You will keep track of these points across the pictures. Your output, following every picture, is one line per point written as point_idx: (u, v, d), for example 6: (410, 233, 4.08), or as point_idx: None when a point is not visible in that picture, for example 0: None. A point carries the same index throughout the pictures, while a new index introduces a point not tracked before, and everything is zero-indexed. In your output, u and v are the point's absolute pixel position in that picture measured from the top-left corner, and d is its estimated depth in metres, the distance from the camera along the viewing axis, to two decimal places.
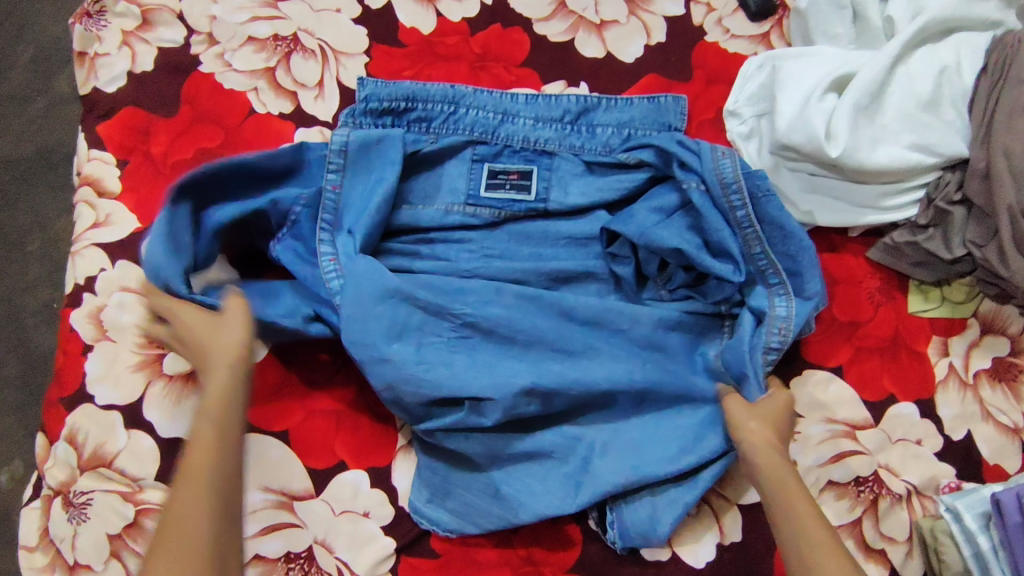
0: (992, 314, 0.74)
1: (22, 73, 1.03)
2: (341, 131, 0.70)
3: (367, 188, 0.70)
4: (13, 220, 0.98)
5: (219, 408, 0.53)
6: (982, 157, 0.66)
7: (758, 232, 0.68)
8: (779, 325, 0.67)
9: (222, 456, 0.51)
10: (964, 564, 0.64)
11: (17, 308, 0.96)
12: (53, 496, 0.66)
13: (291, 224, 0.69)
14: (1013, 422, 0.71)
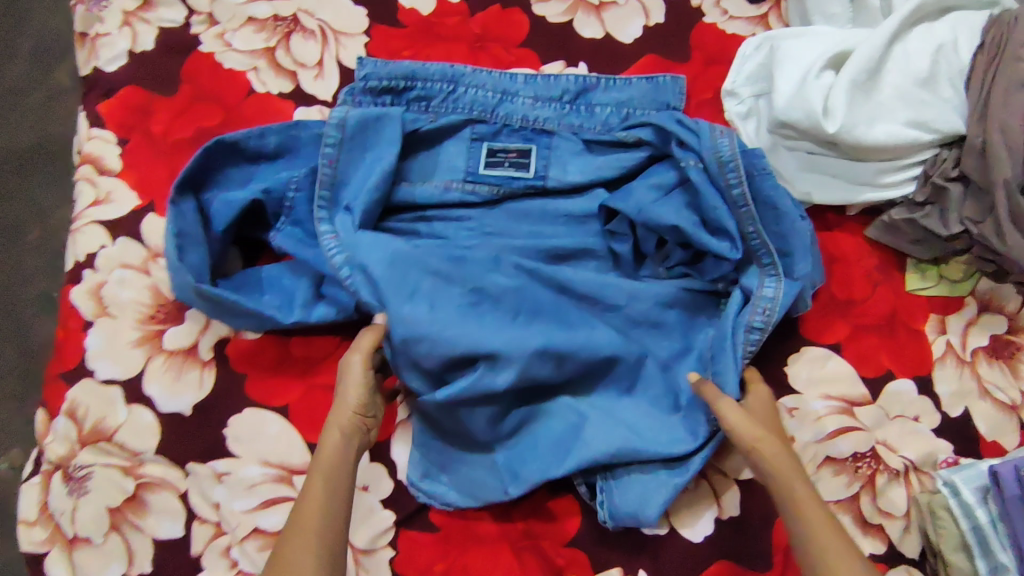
0: (989, 293, 0.74)
1: (22, 63, 1.04)
2: (341, 108, 0.70)
3: (366, 164, 0.70)
4: (12, 210, 0.99)
5: (331, 484, 0.56)
6: (979, 132, 0.66)
7: (752, 210, 0.68)
8: (764, 306, 0.67)
9: (329, 519, 0.54)
10: (962, 537, 0.64)
11: (17, 297, 0.96)
12: (53, 470, 0.66)
13: (288, 211, 0.70)
14: (1010, 398, 0.72)
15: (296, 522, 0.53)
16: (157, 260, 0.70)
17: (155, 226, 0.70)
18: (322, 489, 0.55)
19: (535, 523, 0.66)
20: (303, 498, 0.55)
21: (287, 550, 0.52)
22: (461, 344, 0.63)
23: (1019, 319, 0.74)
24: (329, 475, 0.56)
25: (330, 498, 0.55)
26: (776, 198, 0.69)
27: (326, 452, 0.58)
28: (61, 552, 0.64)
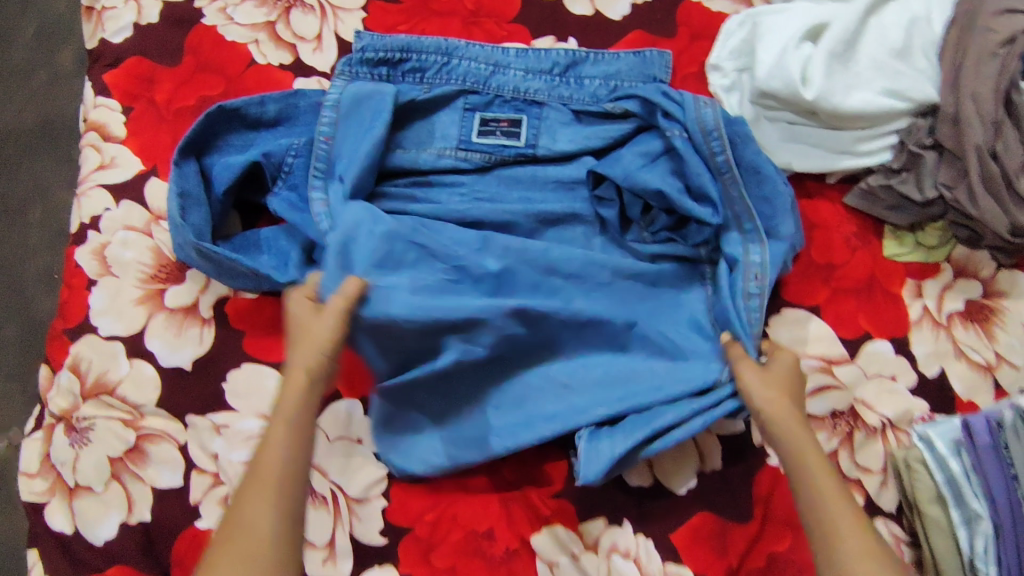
0: (965, 259, 0.76)
1: (26, 49, 1.06)
2: (338, 85, 0.74)
3: (357, 130, 0.72)
4: (14, 192, 1.00)
5: (289, 430, 0.56)
6: (952, 102, 0.69)
7: (735, 176, 0.70)
8: (754, 271, 0.70)
9: (287, 468, 0.54)
10: (936, 489, 0.66)
11: (18, 277, 0.98)
12: (57, 423, 0.68)
13: (285, 174, 0.72)
14: (985, 360, 0.74)
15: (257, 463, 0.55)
16: (159, 223, 0.72)
17: (158, 189, 0.73)
18: (283, 434, 0.56)
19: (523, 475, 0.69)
20: (264, 442, 0.55)
21: (247, 494, 0.53)
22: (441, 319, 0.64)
23: (993, 284, 0.76)
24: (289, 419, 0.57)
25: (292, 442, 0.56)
26: (757, 162, 0.71)
27: (287, 397, 0.58)
28: (62, 500, 0.66)
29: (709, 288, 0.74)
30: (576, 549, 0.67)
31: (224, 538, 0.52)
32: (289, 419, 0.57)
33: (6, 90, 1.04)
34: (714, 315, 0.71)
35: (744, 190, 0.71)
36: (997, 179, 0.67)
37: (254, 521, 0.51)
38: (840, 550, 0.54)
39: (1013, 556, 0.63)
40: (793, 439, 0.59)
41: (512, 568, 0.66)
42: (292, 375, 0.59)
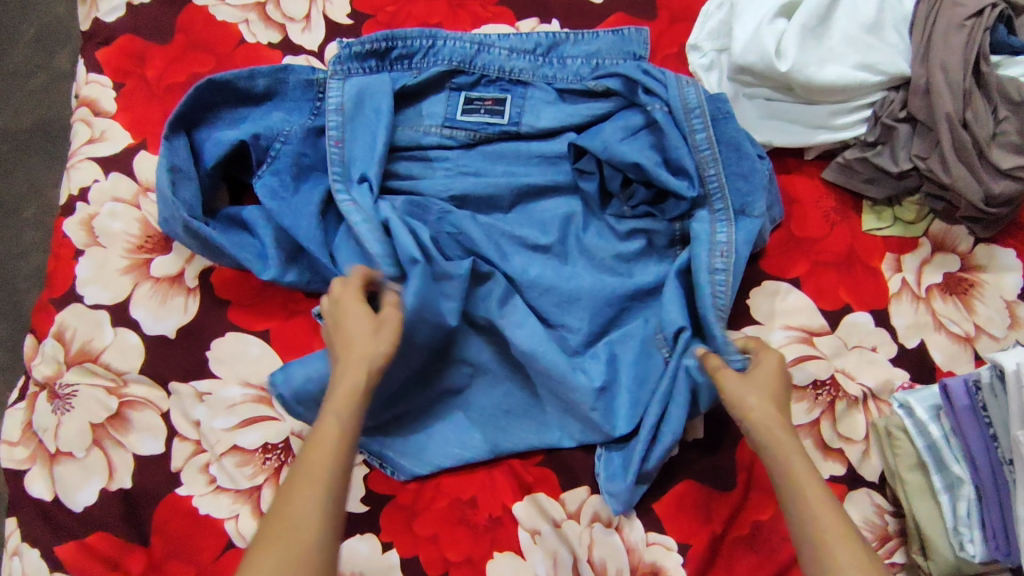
0: (942, 233, 0.77)
1: (23, 50, 1.08)
2: (337, 84, 0.73)
3: (364, 130, 0.72)
4: (10, 188, 1.02)
5: (347, 404, 0.51)
6: (923, 74, 0.72)
7: (715, 154, 0.72)
8: (720, 248, 0.70)
9: (342, 449, 0.49)
10: (917, 455, 0.67)
11: (10, 274, 0.99)
12: (40, 390, 0.68)
13: (271, 160, 0.71)
14: (965, 331, 0.74)
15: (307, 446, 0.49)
16: (147, 195, 0.73)
17: (147, 162, 0.74)
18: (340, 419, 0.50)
19: (503, 443, 0.68)
20: (316, 430, 0.50)
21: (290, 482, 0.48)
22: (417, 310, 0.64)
23: (971, 258, 0.77)
24: (344, 407, 0.51)
25: (346, 431, 0.50)
26: (737, 138, 0.72)
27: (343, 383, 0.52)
28: (42, 468, 0.66)
29: None
30: (559, 517, 0.67)
31: (265, 523, 0.46)
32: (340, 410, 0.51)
33: (4, 89, 1.06)
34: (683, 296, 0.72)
35: (722, 169, 0.72)
36: (969, 147, 0.69)
37: (302, 502, 0.46)
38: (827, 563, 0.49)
39: (997, 518, 0.61)
40: (774, 447, 0.54)
41: (494, 537, 0.66)
42: (351, 364, 0.54)
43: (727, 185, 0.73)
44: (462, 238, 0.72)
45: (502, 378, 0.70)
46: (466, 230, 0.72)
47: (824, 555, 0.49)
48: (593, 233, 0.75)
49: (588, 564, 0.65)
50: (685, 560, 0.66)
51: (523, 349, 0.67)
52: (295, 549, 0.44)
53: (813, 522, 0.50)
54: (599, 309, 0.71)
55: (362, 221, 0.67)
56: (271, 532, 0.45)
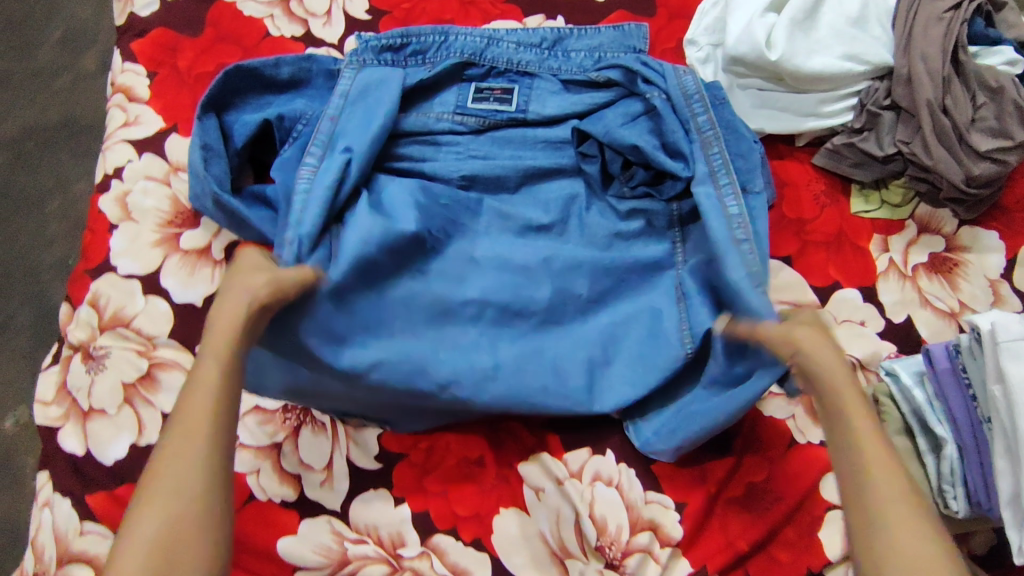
0: (927, 216, 0.81)
1: (51, 51, 1.14)
2: (349, 74, 0.77)
3: (362, 115, 0.75)
4: (36, 182, 1.07)
5: (224, 348, 0.53)
6: (905, 64, 0.76)
7: (717, 134, 0.75)
8: (737, 220, 0.71)
9: (223, 391, 0.51)
10: (903, 419, 0.70)
11: (35, 263, 1.04)
12: (74, 353, 0.73)
13: (293, 137, 0.75)
14: (950, 307, 0.78)
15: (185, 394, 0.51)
16: (177, 173, 0.78)
17: (178, 144, 0.79)
18: (217, 366, 0.51)
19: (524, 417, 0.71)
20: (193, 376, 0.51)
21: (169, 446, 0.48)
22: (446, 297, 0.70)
23: (956, 239, 0.81)
24: (221, 352, 0.53)
25: (224, 374, 0.52)
26: (732, 122, 0.78)
27: (220, 330, 0.54)
28: (75, 424, 0.70)
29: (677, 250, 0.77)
30: (561, 475, 0.70)
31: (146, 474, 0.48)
32: (220, 354, 0.53)
33: (33, 89, 1.12)
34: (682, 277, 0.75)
35: (725, 148, 0.75)
36: (949, 131, 0.74)
37: (180, 452, 0.48)
38: (869, 494, 0.50)
39: (978, 475, 0.64)
40: (831, 378, 0.54)
41: (501, 494, 0.70)
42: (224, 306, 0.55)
43: (730, 164, 0.75)
44: (458, 211, 0.76)
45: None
46: (464, 208, 0.76)
47: (867, 491, 0.50)
48: (595, 212, 0.79)
49: (590, 520, 0.69)
50: (681, 518, 0.69)
51: (513, 351, 0.70)
52: (176, 496, 0.46)
53: (862, 453, 0.51)
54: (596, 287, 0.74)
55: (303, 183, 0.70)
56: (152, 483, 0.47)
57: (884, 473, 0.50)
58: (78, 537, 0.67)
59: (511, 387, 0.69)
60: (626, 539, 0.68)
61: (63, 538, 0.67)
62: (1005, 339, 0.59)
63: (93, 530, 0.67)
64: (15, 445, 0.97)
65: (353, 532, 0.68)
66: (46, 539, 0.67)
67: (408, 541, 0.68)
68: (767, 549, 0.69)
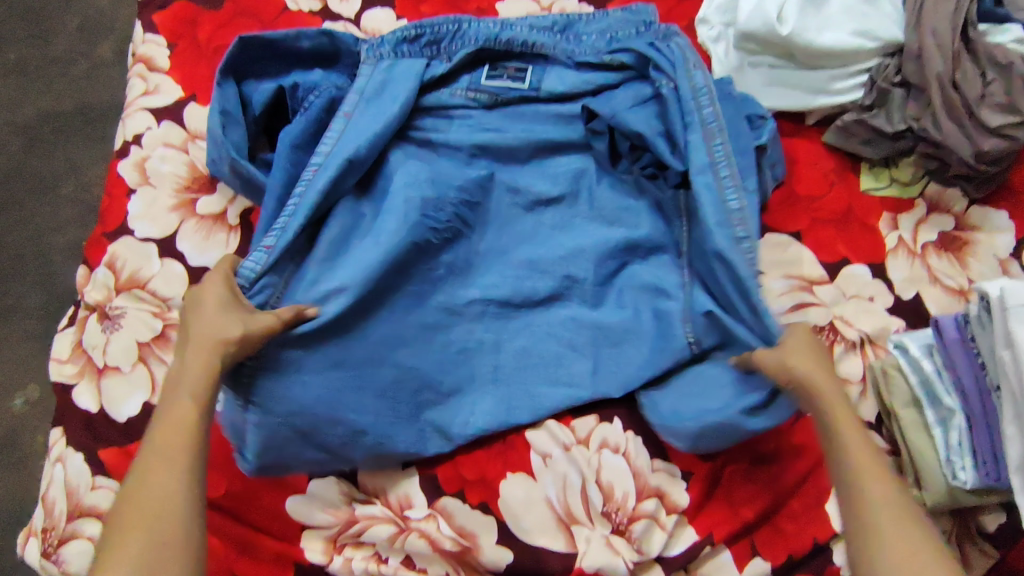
0: (937, 195, 0.82)
1: (68, 38, 1.16)
2: (367, 70, 0.77)
3: (374, 117, 0.74)
4: (52, 165, 1.09)
5: (197, 388, 0.57)
6: (916, 40, 0.77)
7: (720, 128, 0.72)
8: (737, 216, 0.69)
9: (197, 428, 0.55)
10: (911, 392, 0.70)
11: (48, 245, 1.06)
12: (90, 313, 0.74)
13: (305, 108, 0.76)
14: (959, 285, 0.78)
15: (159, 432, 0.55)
16: (195, 141, 0.80)
17: (196, 112, 0.81)
18: (188, 406, 0.56)
19: (535, 390, 0.71)
20: (168, 416, 0.56)
21: (149, 466, 0.53)
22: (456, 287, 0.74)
23: (965, 218, 0.81)
24: (194, 390, 0.57)
25: (197, 412, 0.56)
26: (732, 121, 0.76)
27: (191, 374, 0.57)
28: (90, 382, 0.71)
29: (685, 232, 0.75)
30: (568, 441, 0.70)
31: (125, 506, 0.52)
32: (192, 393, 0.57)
33: (49, 75, 1.14)
34: (687, 256, 0.75)
35: (728, 142, 0.72)
36: (959, 107, 0.75)
37: (159, 485, 0.52)
38: (858, 493, 0.53)
39: (987, 445, 0.64)
40: (820, 389, 0.59)
41: (508, 459, 0.70)
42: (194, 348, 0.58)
43: (733, 156, 0.72)
44: (466, 193, 0.75)
45: (521, 327, 0.74)
46: (468, 188, 0.75)
47: (857, 490, 0.54)
48: (605, 186, 0.78)
49: (596, 486, 0.69)
50: (688, 485, 0.69)
51: (516, 346, 0.73)
52: (158, 522, 0.50)
53: (845, 453, 0.56)
54: (604, 261, 0.75)
55: (311, 176, 0.71)
56: (131, 513, 0.51)
57: (867, 470, 0.54)
58: (89, 491, 0.68)
59: (523, 387, 0.72)
60: (632, 506, 0.68)
61: (74, 492, 0.68)
62: (1014, 304, 0.59)
63: (104, 485, 0.68)
64: (27, 423, 0.99)
65: (362, 493, 0.69)
66: (57, 493, 0.68)
67: (415, 503, 0.69)
68: (773, 520, 0.70)
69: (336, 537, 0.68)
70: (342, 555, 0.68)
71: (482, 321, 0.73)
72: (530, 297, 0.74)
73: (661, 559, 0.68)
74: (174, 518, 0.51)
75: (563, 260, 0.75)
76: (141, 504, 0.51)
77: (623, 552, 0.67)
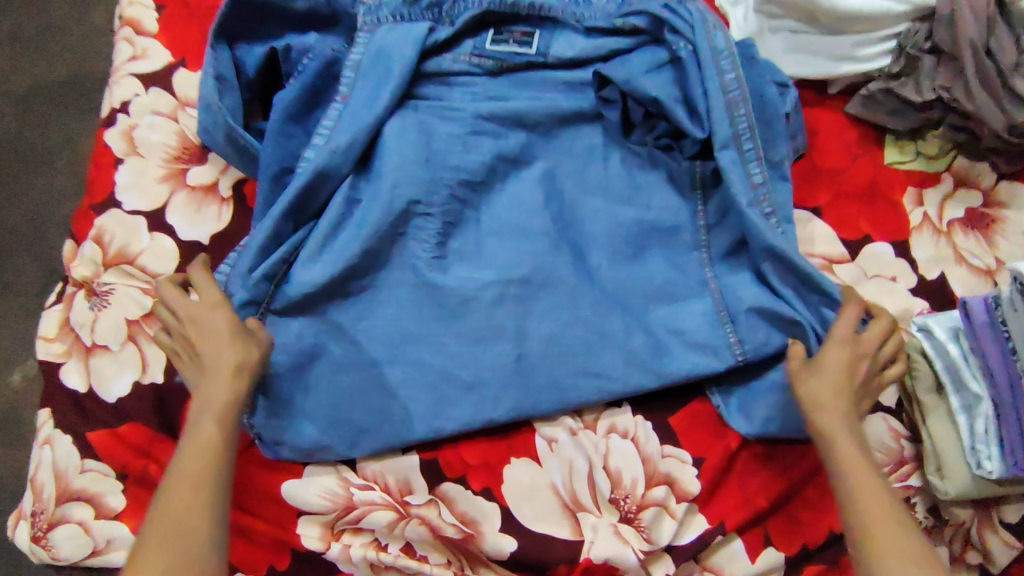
0: (964, 170, 0.77)
1: (61, 5, 1.11)
2: (366, 36, 0.72)
3: (371, 92, 0.70)
4: (47, 137, 1.05)
5: (225, 413, 0.56)
6: (949, 4, 0.71)
7: (743, 95, 0.69)
8: (761, 192, 0.69)
9: (220, 455, 0.54)
10: (936, 376, 0.67)
11: (44, 219, 1.02)
12: (78, 290, 0.71)
13: (299, 73, 0.72)
14: (986, 265, 0.74)
15: (181, 457, 0.54)
16: (185, 109, 0.76)
17: (186, 79, 0.77)
18: (215, 432, 0.55)
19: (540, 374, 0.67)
20: (194, 440, 0.55)
21: (173, 495, 0.52)
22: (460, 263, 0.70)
23: (993, 194, 0.77)
24: (220, 414, 0.56)
25: (222, 438, 0.55)
26: (760, 87, 0.72)
27: (215, 393, 0.56)
28: (78, 361, 0.69)
29: (701, 211, 0.72)
30: (575, 426, 0.68)
31: (146, 535, 0.51)
32: (218, 417, 0.56)
33: (42, 43, 1.09)
34: (707, 237, 0.72)
35: (752, 110, 0.69)
36: (993, 77, 0.70)
37: (181, 515, 0.51)
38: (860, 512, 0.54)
39: (1016, 435, 0.62)
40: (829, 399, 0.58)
41: (512, 444, 0.67)
42: (210, 365, 0.58)
43: (756, 126, 0.70)
44: (464, 173, 0.70)
45: (547, 309, 0.68)
46: (469, 169, 0.71)
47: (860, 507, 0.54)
48: (617, 160, 0.74)
49: (603, 472, 0.66)
50: (700, 472, 0.66)
51: (542, 333, 0.68)
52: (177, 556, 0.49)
53: (852, 468, 0.56)
54: (615, 237, 0.71)
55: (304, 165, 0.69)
56: (150, 543, 0.50)
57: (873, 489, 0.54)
58: (78, 475, 0.66)
59: (529, 376, 0.67)
60: (641, 493, 0.66)
61: (63, 475, 0.66)
62: None
63: (92, 469, 0.66)
64: (20, 402, 0.96)
65: (360, 478, 0.67)
66: (45, 476, 0.66)
67: (415, 489, 0.66)
68: (789, 509, 0.67)
69: (334, 523, 0.66)
70: (341, 541, 0.66)
71: (503, 305, 0.68)
72: (549, 275, 0.69)
73: (671, 548, 0.65)
74: (197, 551, 0.50)
75: (572, 237, 0.71)
76: (162, 534, 0.50)
77: (631, 540, 0.65)
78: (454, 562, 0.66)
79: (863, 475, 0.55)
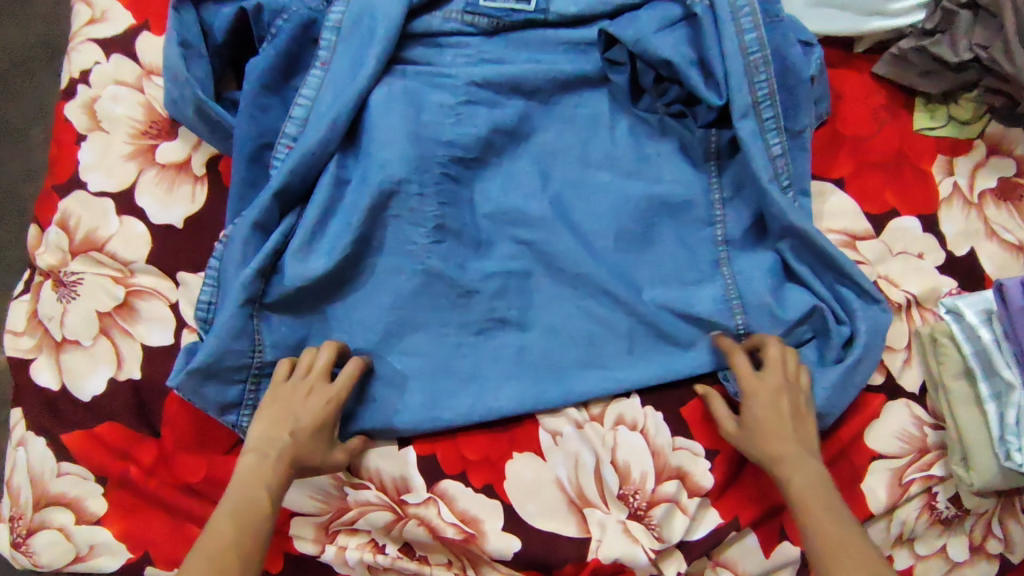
0: (998, 136, 0.72)
1: None
2: None
3: (354, 59, 0.64)
4: (16, 104, 0.93)
5: (274, 476, 0.54)
6: None
7: (766, 57, 0.63)
8: (778, 164, 0.64)
9: (260, 520, 0.52)
10: (964, 362, 0.63)
11: (20, 196, 0.91)
12: (44, 280, 0.66)
13: (272, 36, 0.64)
14: (1018, 240, 0.69)
15: (222, 510, 0.52)
16: (150, 78, 0.69)
17: (151, 43, 0.70)
18: (265, 495, 0.53)
19: (542, 364, 0.64)
20: (239, 497, 0.53)
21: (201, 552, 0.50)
22: (455, 247, 0.64)
23: None
24: (268, 475, 0.54)
25: (269, 501, 0.53)
26: (784, 46, 0.65)
27: (265, 454, 0.54)
28: (48, 357, 0.64)
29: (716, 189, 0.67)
30: (581, 418, 0.64)
31: None
32: (265, 478, 0.54)
33: None
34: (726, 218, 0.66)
35: (774, 74, 0.63)
36: None
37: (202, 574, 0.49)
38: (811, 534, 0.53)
39: None
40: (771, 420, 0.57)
41: (514, 437, 0.64)
42: (280, 431, 0.55)
43: (777, 92, 0.64)
44: (458, 149, 0.65)
45: (549, 298, 0.65)
46: (462, 143, 0.65)
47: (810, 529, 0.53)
48: (624, 129, 0.68)
49: (611, 466, 0.63)
50: (713, 466, 0.63)
51: (544, 322, 0.64)
52: None
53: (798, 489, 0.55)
54: (623, 217, 0.65)
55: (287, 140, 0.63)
56: None
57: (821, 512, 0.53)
58: (55, 479, 0.62)
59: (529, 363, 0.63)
60: (651, 488, 0.63)
61: (39, 479, 0.62)
62: None
63: (71, 471, 0.62)
64: None
65: (354, 478, 0.63)
66: (20, 480, 0.63)
67: (413, 487, 0.63)
68: None
69: (328, 524, 0.63)
70: (336, 542, 0.63)
71: (504, 296, 0.64)
72: (553, 258, 0.65)
73: (682, 545, 0.63)
74: None
75: (575, 216, 0.66)
76: None
77: (641, 538, 0.62)
78: (455, 562, 0.63)
79: (818, 518, 0.53)
